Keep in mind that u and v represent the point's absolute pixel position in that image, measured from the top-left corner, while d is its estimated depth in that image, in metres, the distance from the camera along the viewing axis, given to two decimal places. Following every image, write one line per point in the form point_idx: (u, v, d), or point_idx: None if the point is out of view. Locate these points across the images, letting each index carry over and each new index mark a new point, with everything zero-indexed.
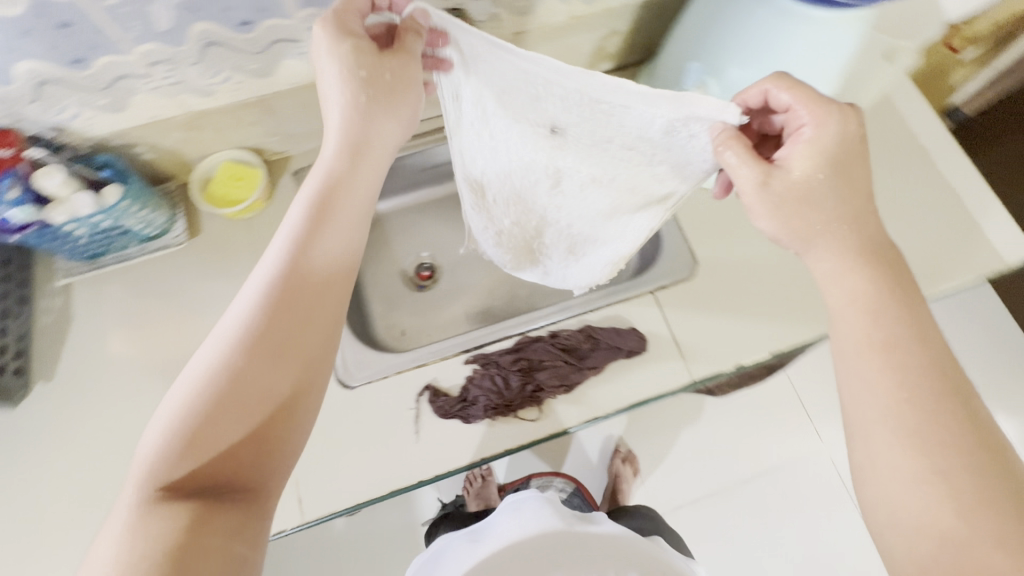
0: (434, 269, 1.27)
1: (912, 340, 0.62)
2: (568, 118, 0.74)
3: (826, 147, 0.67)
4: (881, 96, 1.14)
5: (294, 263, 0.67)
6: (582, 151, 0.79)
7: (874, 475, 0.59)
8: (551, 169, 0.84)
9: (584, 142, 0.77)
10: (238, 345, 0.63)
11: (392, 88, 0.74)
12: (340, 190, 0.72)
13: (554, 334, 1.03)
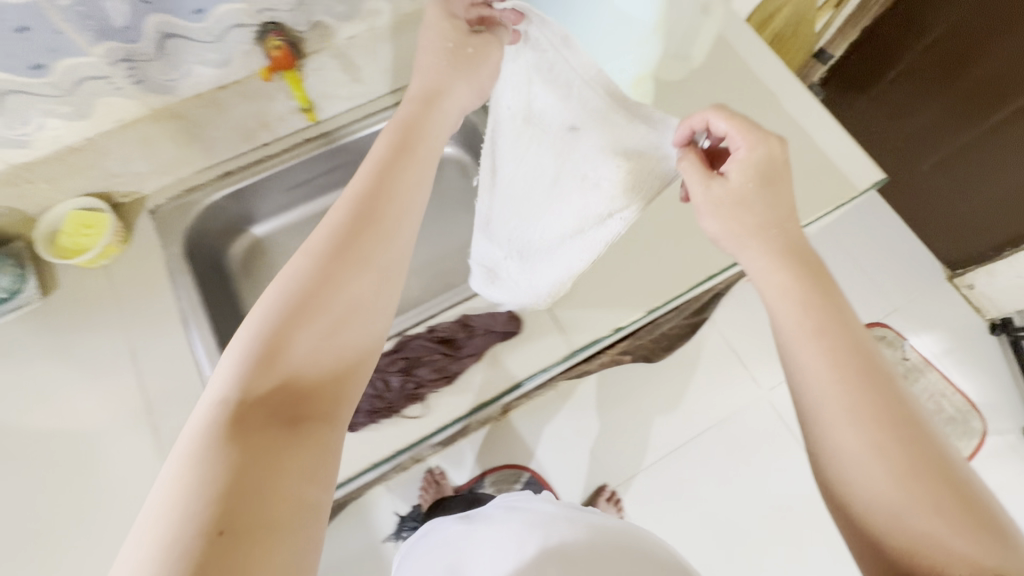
0: None
1: (842, 339, 0.53)
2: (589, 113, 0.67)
3: (757, 169, 0.59)
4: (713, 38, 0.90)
5: (387, 171, 0.58)
6: (585, 154, 0.69)
7: (839, 493, 0.48)
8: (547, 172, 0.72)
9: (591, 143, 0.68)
10: (321, 249, 0.52)
11: (470, 64, 0.68)
12: (430, 115, 0.66)
13: (430, 326, 0.81)
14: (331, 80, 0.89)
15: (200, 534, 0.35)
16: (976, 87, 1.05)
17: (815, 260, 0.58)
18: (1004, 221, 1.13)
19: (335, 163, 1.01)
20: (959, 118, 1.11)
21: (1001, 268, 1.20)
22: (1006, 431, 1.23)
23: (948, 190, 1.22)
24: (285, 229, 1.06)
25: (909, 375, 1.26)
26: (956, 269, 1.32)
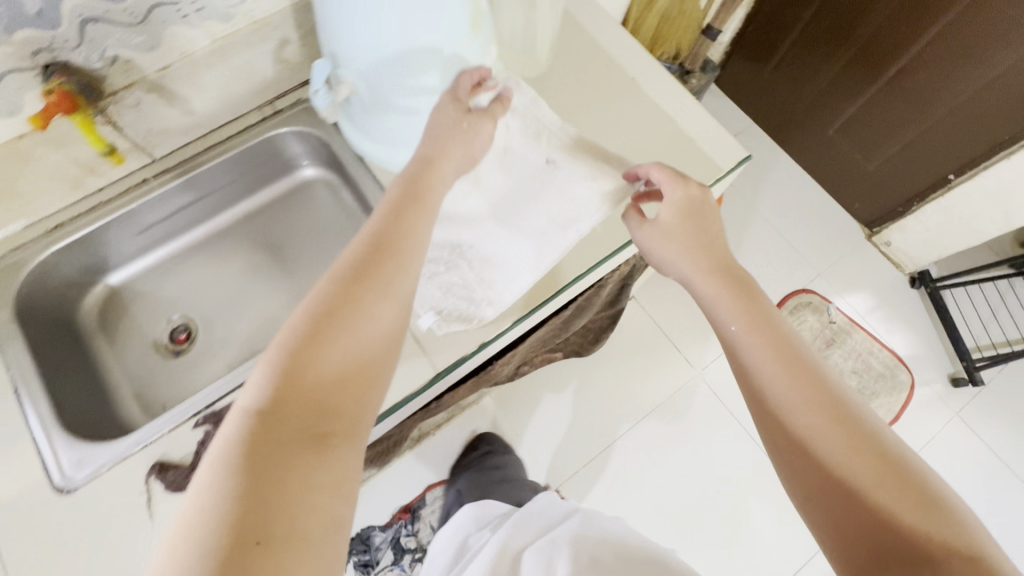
0: (192, 329, 0.84)
1: (782, 341, 0.53)
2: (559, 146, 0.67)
3: (687, 212, 0.62)
4: (564, 24, 0.87)
5: (400, 207, 0.54)
6: (569, 181, 0.67)
7: (802, 495, 0.47)
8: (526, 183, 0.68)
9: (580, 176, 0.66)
10: (339, 274, 0.48)
11: (467, 138, 0.60)
12: (436, 166, 0.57)
13: None
14: (158, 116, 0.75)
15: (239, 545, 0.33)
16: (868, 45, 1.13)
17: (746, 274, 0.59)
18: (918, 169, 1.21)
19: (184, 200, 0.84)
20: (861, 79, 1.19)
21: (911, 222, 1.30)
22: (933, 381, 1.34)
23: (854, 151, 1.32)
24: (144, 275, 0.86)
25: (836, 337, 1.36)
26: (874, 227, 1.41)
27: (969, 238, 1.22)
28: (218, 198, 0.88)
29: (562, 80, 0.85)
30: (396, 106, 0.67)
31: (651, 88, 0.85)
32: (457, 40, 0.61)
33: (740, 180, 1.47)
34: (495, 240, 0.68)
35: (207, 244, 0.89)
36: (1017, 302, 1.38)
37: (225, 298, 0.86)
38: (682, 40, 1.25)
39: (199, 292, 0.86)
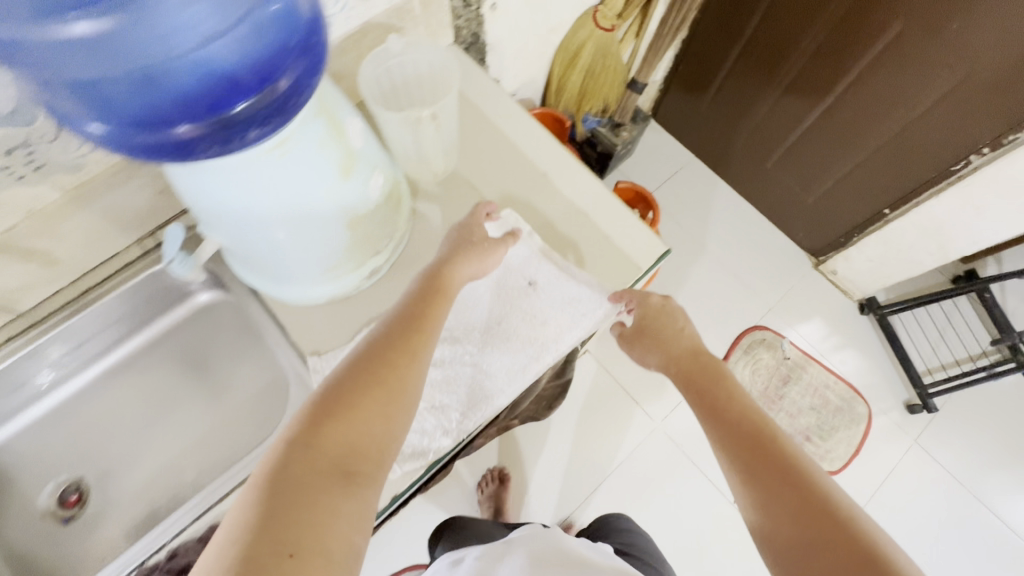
0: (82, 489, 0.71)
1: (724, 389, 0.61)
2: (513, 270, 0.71)
3: (647, 322, 0.69)
4: (490, 93, 0.80)
5: (422, 293, 0.60)
6: (549, 304, 0.70)
7: (751, 510, 0.51)
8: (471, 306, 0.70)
9: (558, 295, 0.70)
10: (371, 342, 0.55)
11: (491, 250, 0.66)
12: (454, 263, 0.63)
13: (172, 549, 0.59)
14: (13, 273, 0.60)
15: (274, 554, 0.39)
16: (796, 81, 1.21)
17: (706, 354, 0.66)
18: (854, 201, 1.29)
19: (59, 352, 0.69)
20: (777, 134, 1.34)
21: (854, 252, 1.37)
22: (890, 410, 1.37)
23: (795, 184, 1.39)
24: (19, 440, 0.69)
25: (792, 372, 1.40)
26: (819, 255, 1.48)
27: (906, 268, 1.31)
28: (107, 335, 0.72)
29: (463, 184, 0.75)
30: (283, 254, 0.58)
31: (563, 181, 0.76)
32: (325, 184, 0.53)
33: (684, 224, 1.54)
34: (452, 359, 0.68)
35: (99, 389, 0.74)
36: (960, 321, 1.43)
37: (122, 444, 0.74)
38: (609, 96, 1.27)
39: (94, 444, 0.73)
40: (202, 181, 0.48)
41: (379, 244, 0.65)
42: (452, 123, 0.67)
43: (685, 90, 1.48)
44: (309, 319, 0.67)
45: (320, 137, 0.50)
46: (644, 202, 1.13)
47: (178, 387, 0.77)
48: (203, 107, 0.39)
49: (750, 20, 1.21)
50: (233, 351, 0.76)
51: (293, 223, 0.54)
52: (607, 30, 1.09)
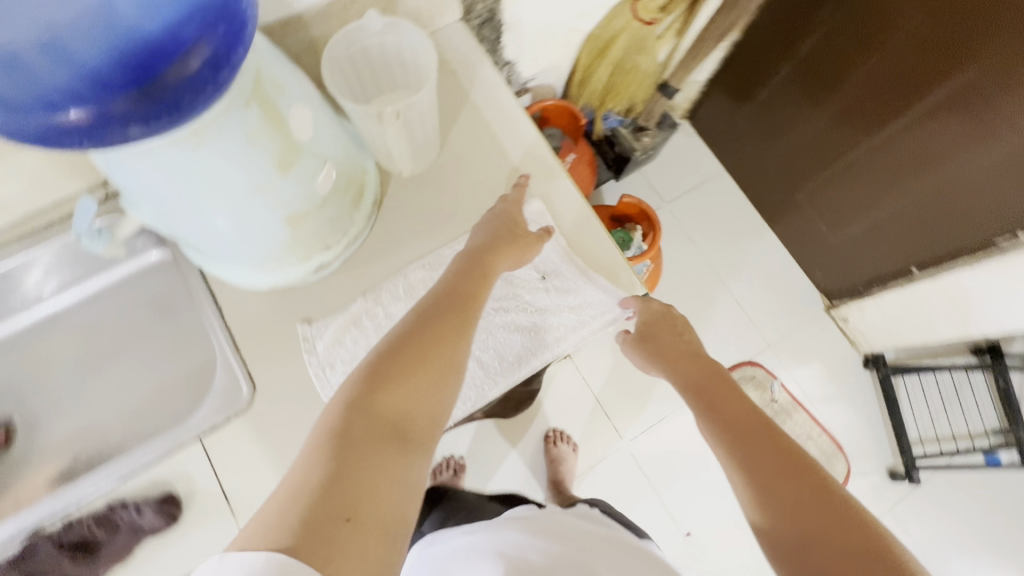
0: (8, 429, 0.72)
1: (724, 397, 0.58)
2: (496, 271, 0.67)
3: (647, 332, 0.65)
4: (486, 83, 0.73)
5: (473, 268, 0.59)
6: (531, 319, 0.67)
7: (761, 522, 0.50)
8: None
9: (529, 317, 0.67)
10: (422, 313, 0.54)
11: (534, 245, 0.63)
12: (501, 248, 0.60)
13: (70, 519, 0.58)
14: None
15: (335, 520, 0.37)
16: (845, 112, 1.09)
17: (693, 350, 0.64)
18: (882, 252, 1.19)
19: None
20: (811, 165, 1.23)
21: (870, 304, 1.28)
22: (870, 472, 1.30)
23: (823, 220, 1.29)
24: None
25: (777, 417, 1.32)
26: (833, 299, 1.39)
27: (922, 332, 1.22)
28: (51, 281, 0.70)
29: (435, 186, 0.69)
30: (217, 242, 0.54)
31: (549, 195, 0.69)
32: (257, 180, 0.48)
33: (698, 241, 1.45)
34: None
35: (45, 330, 0.74)
36: (971, 397, 1.31)
37: (58, 390, 0.74)
38: (637, 96, 1.18)
39: (35, 381, 0.74)
40: (117, 167, 0.44)
41: (328, 240, 0.61)
42: (425, 118, 0.60)
43: (726, 97, 1.36)
44: (250, 304, 0.64)
45: (247, 127, 0.45)
46: (648, 219, 1.05)
47: (117, 342, 0.75)
48: (87, 90, 0.32)
49: (806, 37, 1.08)
50: (175, 313, 0.74)
51: (222, 214, 0.49)
52: (646, 24, 0.98)
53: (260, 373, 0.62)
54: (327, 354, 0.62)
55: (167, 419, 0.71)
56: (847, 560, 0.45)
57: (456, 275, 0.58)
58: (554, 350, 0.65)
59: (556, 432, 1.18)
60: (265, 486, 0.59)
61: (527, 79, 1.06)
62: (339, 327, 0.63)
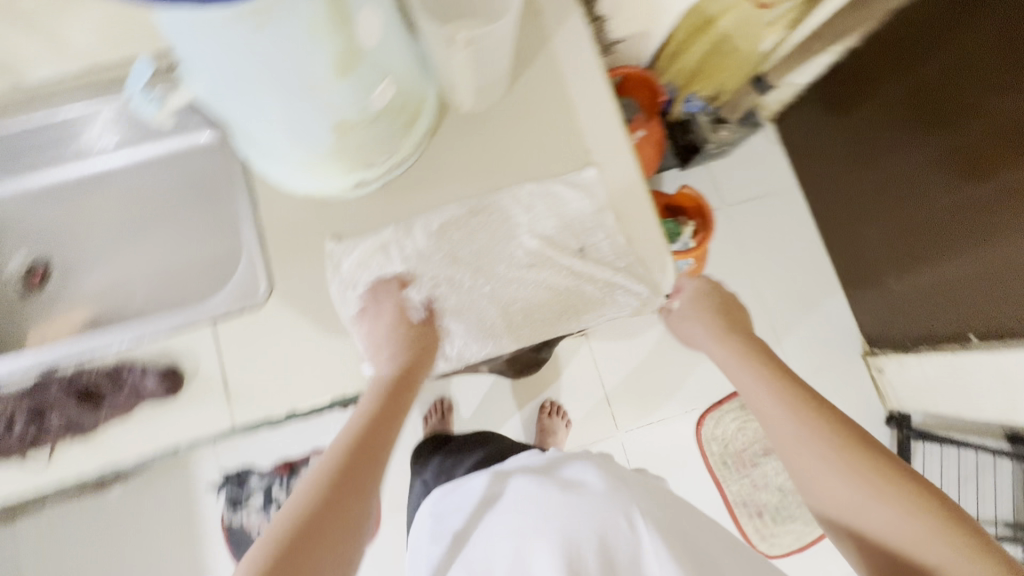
0: (47, 270, 0.77)
1: (767, 368, 0.60)
2: (536, 229, 0.65)
3: (703, 307, 0.66)
4: (571, 31, 0.68)
5: (376, 414, 0.56)
6: (557, 287, 0.64)
7: (827, 494, 0.52)
8: (449, 260, 0.63)
9: (557, 284, 0.64)
10: (322, 482, 0.51)
11: (436, 355, 0.62)
12: (408, 373, 0.59)
13: (82, 365, 0.61)
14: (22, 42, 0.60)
15: None
16: (945, 154, 0.97)
17: (741, 325, 0.65)
18: (943, 311, 1.10)
19: (56, 140, 0.70)
20: (889, 204, 1.13)
21: (913, 360, 1.20)
22: None
23: (886, 262, 1.19)
24: (9, 200, 0.74)
25: None
26: (875, 346, 1.31)
27: (961, 404, 1.14)
28: (106, 139, 0.72)
29: (492, 129, 0.66)
30: (263, 134, 0.53)
31: (607, 164, 0.66)
32: (312, 80, 0.46)
33: (748, 252, 1.38)
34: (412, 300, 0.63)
35: (93, 186, 0.76)
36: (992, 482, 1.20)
37: (95, 246, 0.77)
38: (727, 85, 1.09)
39: (78, 231, 0.78)
40: (172, 30, 0.43)
41: (372, 159, 0.60)
42: (497, 53, 0.57)
43: (820, 106, 1.24)
44: (286, 205, 0.64)
45: (312, 19, 0.42)
46: (703, 216, 0.99)
47: (157, 213, 0.78)
48: None
49: (925, 64, 0.95)
50: (215, 198, 0.75)
51: (270, 106, 0.48)
52: (759, 6, 0.88)
53: (280, 274, 0.62)
54: (350, 274, 0.62)
55: (187, 297, 0.73)
56: (904, 515, 0.48)
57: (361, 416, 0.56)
58: (573, 323, 0.65)
59: (553, 404, 1.20)
60: (264, 382, 0.60)
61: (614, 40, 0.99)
62: (368, 249, 0.63)
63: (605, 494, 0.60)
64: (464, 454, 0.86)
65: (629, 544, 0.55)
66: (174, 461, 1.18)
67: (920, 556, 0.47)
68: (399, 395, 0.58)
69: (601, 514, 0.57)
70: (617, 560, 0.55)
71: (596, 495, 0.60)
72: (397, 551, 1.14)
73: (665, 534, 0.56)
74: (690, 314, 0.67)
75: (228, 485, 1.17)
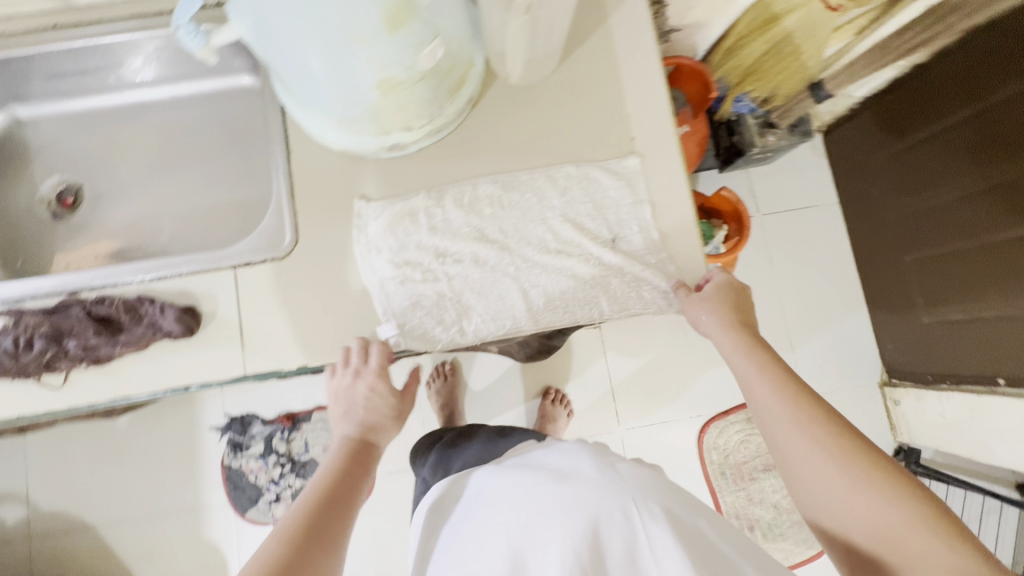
0: (77, 197, 0.77)
1: (776, 365, 0.55)
2: (568, 214, 0.63)
3: (722, 299, 0.60)
4: (631, 13, 0.65)
5: (346, 471, 0.54)
6: (583, 276, 0.62)
7: (815, 486, 0.48)
8: (476, 235, 0.62)
9: (583, 273, 0.62)
10: (294, 529, 0.48)
11: (400, 425, 0.62)
12: (373, 433, 0.59)
13: (103, 293, 0.60)
14: None
15: None
16: (1002, 186, 0.93)
17: (752, 324, 0.61)
18: (975, 350, 1.05)
19: (104, 65, 0.71)
20: (930, 233, 1.09)
21: (933, 397, 1.16)
22: None
23: (919, 293, 1.15)
24: (54, 120, 0.76)
25: None
26: (893, 377, 1.28)
27: (976, 449, 1.11)
28: (151, 70, 0.73)
29: (536, 106, 0.64)
30: (304, 82, 0.51)
31: (648, 156, 0.63)
32: (361, 30, 0.44)
33: (776, 265, 1.33)
34: (433, 271, 0.61)
35: (133, 115, 0.77)
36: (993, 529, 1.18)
37: (126, 177, 0.77)
38: (782, 89, 1.03)
39: (111, 160, 0.78)
40: None
41: (410, 121, 0.58)
42: (552, 24, 0.55)
43: (871, 124, 1.18)
44: (318, 159, 0.63)
45: None
46: (738, 222, 0.96)
47: (189, 153, 0.77)
48: None
49: (996, 90, 0.90)
50: (248, 144, 0.76)
51: (315, 52, 0.46)
52: (829, 9, 0.84)
53: (306, 228, 0.62)
54: (375, 237, 0.61)
55: (211, 240, 0.73)
56: (900, 515, 0.43)
57: (331, 473, 0.54)
58: (593, 313, 0.63)
59: (556, 392, 1.19)
60: (279, 333, 0.60)
61: (671, 28, 0.96)
62: (396, 214, 0.62)
63: (600, 481, 0.55)
64: (460, 444, 0.77)
65: (624, 537, 0.50)
66: (181, 397, 1.21)
67: (909, 553, 0.42)
68: (362, 458, 0.57)
69: (595, 504, 0.52)
70: (609, 552, 0.49)
71: (589, 485, 0.54)
72: (385, 515, 1.15)
73: (672, 526, 0.50)
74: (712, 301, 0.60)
75: (231, 429, 1.19)
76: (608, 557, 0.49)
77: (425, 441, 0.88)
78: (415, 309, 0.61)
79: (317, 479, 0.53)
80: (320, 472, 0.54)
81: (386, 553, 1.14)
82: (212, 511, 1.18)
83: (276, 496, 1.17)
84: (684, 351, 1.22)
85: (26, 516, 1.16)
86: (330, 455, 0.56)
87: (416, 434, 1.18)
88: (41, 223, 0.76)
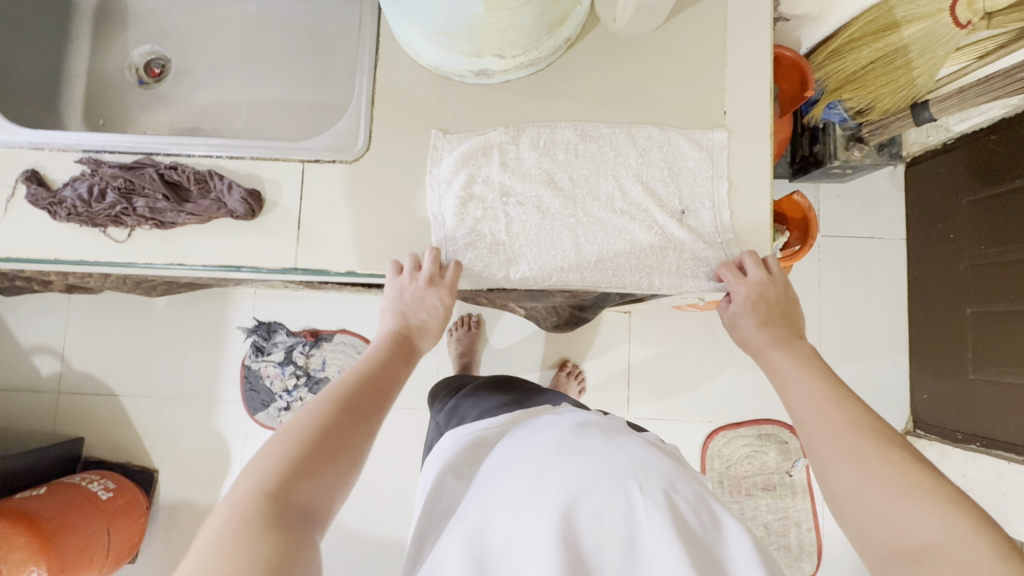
0: (163, 69, 0.79)
1: (824, 372, 0.53)
2: (642, 177, 0.61)
3: (763, 303, 0.58)
4: None
5: (389, 361, 0.56)
6: (641, 241, 0.61)
7: (833, 493, 0.45)
8: (545, 178, 0.61)
9: (643, 238, 0.60)
10: (341, 403, 0.49)
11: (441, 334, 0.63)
12: (417, 336, 0.60)
13: (176, 162, 0.61)
14: None
15: None
16: None
17: (790, 321, 0.59)
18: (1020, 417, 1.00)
19: None
20: (1001, 287, 1.03)
21: (960, 455, 1.12)
22: None
23: (972, 346, 1.09)
24: None
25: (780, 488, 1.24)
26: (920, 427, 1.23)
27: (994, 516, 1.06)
28: None
29: (631, 59, 0.62)
30: None
31: (738, 134, 0.61)
32: None
33: (826, 289, 1.27)
34: (493, 207, 0.61)
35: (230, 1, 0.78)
36: None
37: (211, 60, 0.78)
38: (882, 102, 0.94)
39: (202, 42, 0.79)
40: None
41: (505, 50, 0.56)
42: None
43: (962, 160, 1.10)
44: (403, 73, 0.62)
45: None
46: (802, 231, 0.92)
47: (274, 46, 0.77)
48: None
49: None
50: (334, 45, 0.75)
51: None
52: (958, 24, 0.80)
53: (378, 137, 0.62)
54: (446, 173, 0.61)
55: (281, 135, 0.73)
56: (935, 521, 0.39)
57: (377, 361, 0.55)
58: (642, 282, 0.62)
59: (572, 365, 1.19)
60: (334, 234, 0.61)
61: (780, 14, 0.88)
62: (468, 141, 0.61)
63: (610, 464, 0.49)
64: (475, 394, 0.78)
65: (625, 523, 0.45)
66: (216, 292, 1.25)
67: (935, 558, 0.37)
68: (402, 356, 0.57)
69: (593, 486, 0.47)
70: (606, 541, 0.44)
71: (595, 454, 0.50)
72: (383, 445, 1.17)
73: (693, 523, 0.46)
74: (761, 301, 0.58)
75: (256, 332, 1.23)
76: (601, 546, 0.44)
77: (444, 387, 0.89)
78: (468, 242, 0.61)
79: (360, 364, 0.55)
80: (364, 357, 0.56)
81: (376, 481, 1.17)
82: (225, 403, 1.23)
83: (286, 406, 1.21)
84: (709, 353, 1.20)
85: (59, 371, 1.23)
86: (375, 343, 0.58)
87: (428, 375, 1.19)
88: (125, 88, 0.78)
